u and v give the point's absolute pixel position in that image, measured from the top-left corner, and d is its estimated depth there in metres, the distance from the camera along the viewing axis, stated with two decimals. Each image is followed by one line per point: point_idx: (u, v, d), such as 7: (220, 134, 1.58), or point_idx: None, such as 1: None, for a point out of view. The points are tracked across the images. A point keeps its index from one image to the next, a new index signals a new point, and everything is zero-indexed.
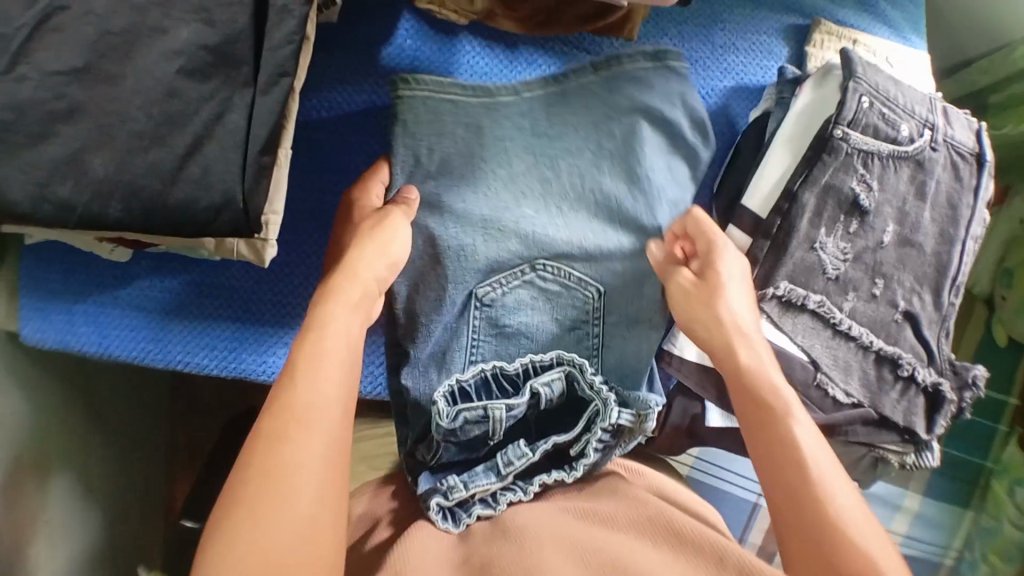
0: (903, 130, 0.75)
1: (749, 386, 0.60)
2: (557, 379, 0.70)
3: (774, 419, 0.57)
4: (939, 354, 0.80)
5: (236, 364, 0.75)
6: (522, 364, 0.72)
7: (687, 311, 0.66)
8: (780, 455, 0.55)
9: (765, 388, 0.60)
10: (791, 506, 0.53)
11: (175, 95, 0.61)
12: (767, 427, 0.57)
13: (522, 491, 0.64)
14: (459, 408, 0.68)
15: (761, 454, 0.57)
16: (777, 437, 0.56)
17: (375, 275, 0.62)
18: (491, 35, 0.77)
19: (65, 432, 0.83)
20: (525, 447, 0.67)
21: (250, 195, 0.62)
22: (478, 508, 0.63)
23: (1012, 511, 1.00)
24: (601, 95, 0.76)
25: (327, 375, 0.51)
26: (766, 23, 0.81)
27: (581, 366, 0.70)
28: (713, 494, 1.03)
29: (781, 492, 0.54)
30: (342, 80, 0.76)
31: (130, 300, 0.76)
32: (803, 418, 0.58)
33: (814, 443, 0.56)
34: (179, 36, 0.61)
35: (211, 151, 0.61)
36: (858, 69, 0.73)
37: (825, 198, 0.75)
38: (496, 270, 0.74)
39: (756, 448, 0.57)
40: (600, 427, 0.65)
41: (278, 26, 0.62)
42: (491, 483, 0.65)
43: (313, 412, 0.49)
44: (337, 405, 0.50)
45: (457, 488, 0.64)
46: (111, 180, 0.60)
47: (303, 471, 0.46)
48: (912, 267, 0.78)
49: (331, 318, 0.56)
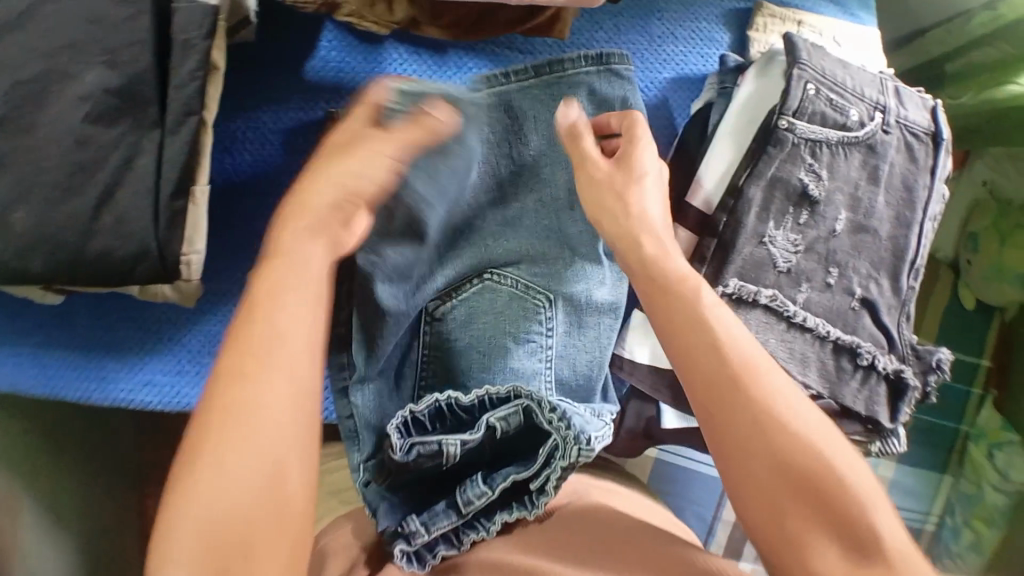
0: (852, 115, 0.73)
1: (670, 307, 0.53)
2: (513, 412, 0.63)
3: (720, 351, 0.50)
4: (901, 340, 0.78)
5: (181, 397, 0.75)
6: (478, 397, 0.65)
7: (597, 213, 0.59)
8: (728, 384, 0.49)
9: (696, 308, 0.53)
10: (733, 415, 0.48)
11: (84, 143, 0.59)
12: (706, 360, 0.50)
13: (485, 531, 0.62)
14: (413, 441, 0.63)
15: (708, 392, 0.49)
16: (731, 374, 0.49)
17: (340, 190, 0.50)
18: (419, 41, 0.74)
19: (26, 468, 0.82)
20: (483, 482, 0.62)
21: (166, 242, 0.61)
22: (442, 548, 0.61)
23: (993, 475, 1.00)
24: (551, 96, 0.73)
25: (292, 310, 0.44)
26: (707, 10, 0.78)
27: (538, 400, 0.63)
28: (684, 474, 1.02)
29: (748, 444, 0.47)
30: (270, 97, 0.73)
31: (70, 340, 0.75)
32: (755, 348, 0.51)
33: (780, 383, 0.50)
34: (86, 81, 0.58)
35: (123, 199, 0.59)
36: (802, 55, 0.71)
37: (773, 191, 0.73)
38: (448, 288, 0.73)
39: (694, 380, 0.50)
40: (561, 468, 0.61)
41: (182, 62, 0.60)
42: (452, 523, 0.61)
43: (278, 343, 0.43)
44: (304, 347, 0.44)
45: (420, 532, 0.61)
46: (33, 233, 0.58)
47: (255, 437, 0.40)
48: (868, 254, 0.76)
49: (300, 255, 0.47)
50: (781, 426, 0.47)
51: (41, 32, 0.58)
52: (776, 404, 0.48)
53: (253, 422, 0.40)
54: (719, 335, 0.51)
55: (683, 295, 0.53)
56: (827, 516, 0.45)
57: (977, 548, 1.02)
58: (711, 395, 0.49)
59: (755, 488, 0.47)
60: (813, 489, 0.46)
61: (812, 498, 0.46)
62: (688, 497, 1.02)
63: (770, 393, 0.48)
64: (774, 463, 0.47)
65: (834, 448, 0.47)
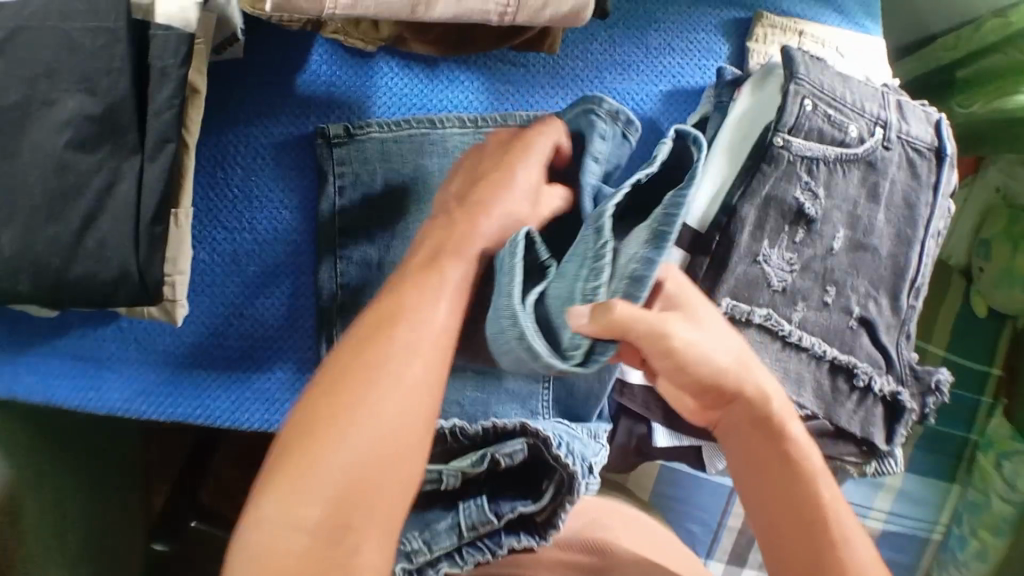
0: (851, 132, 0.71)
1: (755, 446, 0.57)
2: (518, 448, 0.66)
3: (796, 498, 0.56)
4: (899, 360, 0.77)
5: (175, 408, 0.75)
6: (485, 426, 0.67)
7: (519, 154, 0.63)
8: (809, 533, 0.54)
9: (777, 445, 0.57)
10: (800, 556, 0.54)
11: (66, 168, 0.60)
12: (783, 506, 0.56)
13: (488, 553, 0.63)
14: None
15: (780, 532, 0.55)
16: (803, 521, 0.55)
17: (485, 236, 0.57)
18: (409, 55, 0.74)
19: (41, 469, 0.83)
20: (488, 508, 0.64)
21: (146, 266, 0.63)
22: (445, 565, 0.61)
23: (999, 484, 0.98)
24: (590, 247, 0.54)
25: (436, 304, 0.52)
26: (703, 19, 0.77)
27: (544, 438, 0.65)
28: (691, 479, 0.98)
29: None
30: (260, 112, 0.72)
31: (67, 349, 0.75)
32: (830, 496, 0.56)
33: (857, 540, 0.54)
34: (67, 107, 0.59)
35: (105, 223, 0.61)
36: (800, 69, 0.70)
37: (767, 210, 0.71)
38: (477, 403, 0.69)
39: (762, 515, 0.56)
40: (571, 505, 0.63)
41: (158, 89, 0.61)
42: (454, 544, 0.62)
43: (410, 331, 0.50)
44: (439, 346, 0.51)
45: (422, 550, 0.61)
46: (17, 257, 0.61)
47: (381, 416, 0.47)
48: (867, 272, 0.75)
49: (429, 302, 0.52)
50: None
51: (20, 59, 0.59)
52: (850, 554, 0.53)
53: (384, 391, 0.48)
54: (805, 486, 0.56)
55: (778, 440, 0.57)
56: None
57: (981, 557, 1.01)
58: (791, 524, 0.55)
59: None
60: None
61: None
62: (693, 503, 0.99)
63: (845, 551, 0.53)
64: None
65: None
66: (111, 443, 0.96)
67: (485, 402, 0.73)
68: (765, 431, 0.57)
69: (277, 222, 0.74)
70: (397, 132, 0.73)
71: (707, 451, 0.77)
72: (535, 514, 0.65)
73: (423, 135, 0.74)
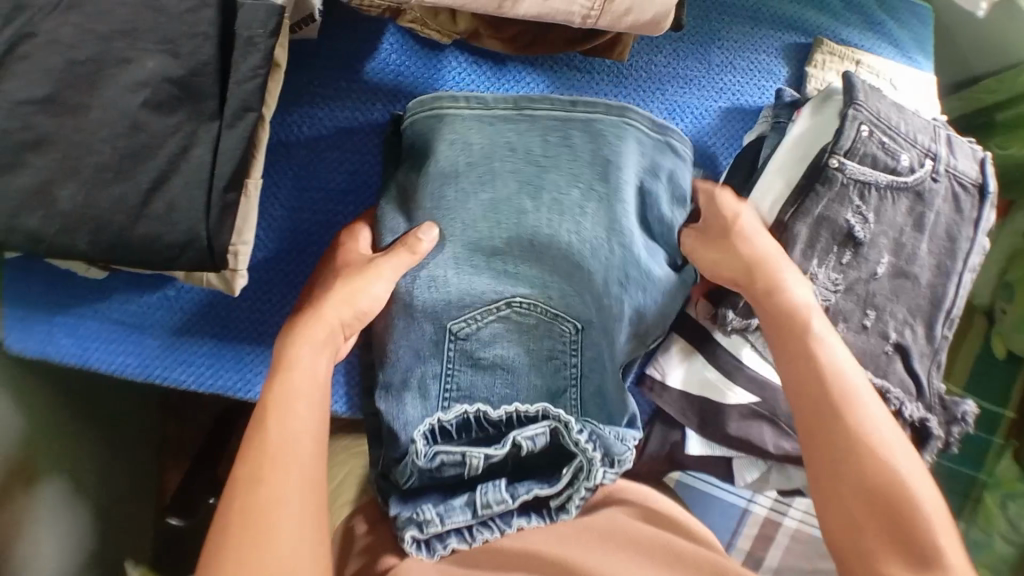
0: (903, 160, 0.73)
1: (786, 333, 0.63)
2: (541, 433, 0.68)
3: (819, 389, 0.60)
4: (929, 389, 0.77)
5: (214, 379, 0.75)
6: (506, 412, 0.70)
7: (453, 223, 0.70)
8: (833, 411, 0.58)
9: (803, 342, 0.62)
10: (818, 422, 0.59)
11: (140, 128, 0.61)
12: (816, 391, 0.60)
13: (497, 530, 0.65)
14: (438, 449, 0.67)
15: (802, 401, 0.60)
16: (830, 404, 0.59)
17: (340, 317, 0.63)
18: (479, 51, 0.75)
19: (58, 429, 0.82)
20: (504, 490, 0.66)
21: (214, 233, 0.63)
22: (452, 540, 0.64)
23: (1004, 525, 0.99)
24: (573, 281, 0.71)
25: (301, 394, 0.57)
26: (766, 42, 0.79)
27: (566, 423, 0.67)
28: (702, 498, 0.98)
29: (834, 462, 0.57)
30: (325, 94, 0.74)
31: (110, 314, 0.75)
32: (854, 382, 0.60)
33: (881, 423, 0.58)
34: (143, 67, 0.61)
35: (176, 186, 0.62)
36: (859, 95, 0.71)
37: (819, 229, 0.73)
38: (471, 307, 0.71)
39: (791, 393, 0.61)
40: (585, 487, 0.65)
41: (244, 59, 0.62)
42: (467, 520, 0.65)
43: (283, 448, 0.53)
44: (304, 431, 0.55)
45: (433, 521, 0.64)
46: (77, 213, 0.61)
47: (288, 493, 0.51)
48: (906, 299, 0.76)
49: (307, 365, 0.59)
50: (884, 482, 0.55)
51: (96, 14, 0.60)
52: (869, 435, 0.57)
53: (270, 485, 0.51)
54: (827, 370, 0.61)
55: (804, 342, 0.62)
56: (901, 542, 0.53)
57: None
58: (806, 400, 0.60)
59: (832, 493, 0.56)
60: (893, 515, 0.54)
61: (884, 516, 0.54)
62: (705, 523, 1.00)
63: (857, 421, 0.58)
64: (864, 494, 0.55)
65: (918, 482, 0.55)
66: (127, 415, 0.95)
67: (514, 397, 0.72)
68: (795, 327, 0.64)
69: (341, 200, 0.75)
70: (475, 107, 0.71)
71: (737, 463, 0.77)
72: (550, 499, 0.67)
73: (512, 117, 0.72)
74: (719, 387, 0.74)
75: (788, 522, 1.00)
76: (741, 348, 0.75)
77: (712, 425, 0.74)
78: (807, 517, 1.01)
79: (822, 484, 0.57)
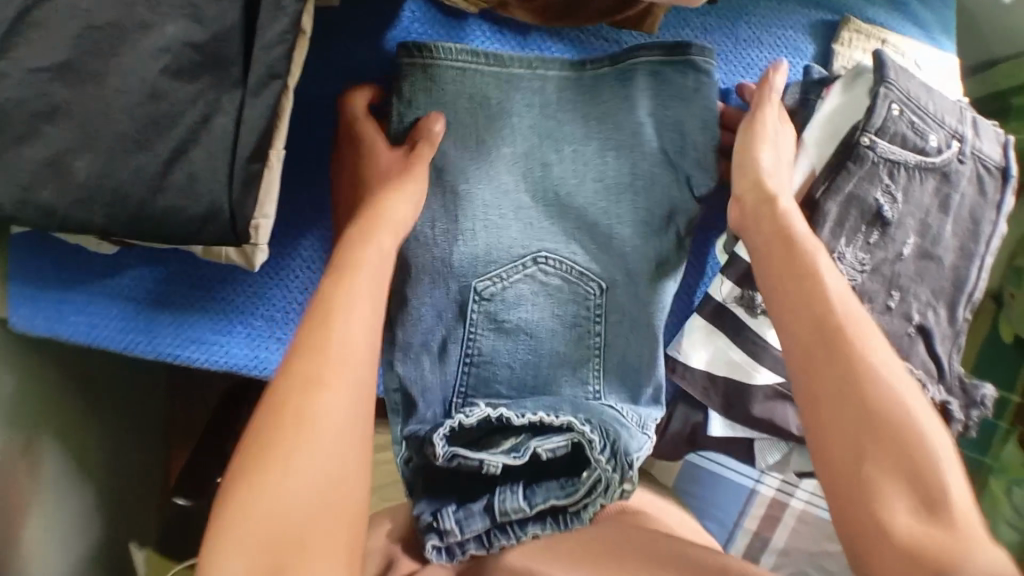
0: (931, 141, 0.72)
1: (789, 267, 0.60)
2: (563, 444, 0.63)
3: (820, 323, 0.56)
4: (950, 371, 0.77)
5: (227, 356, 0.73)
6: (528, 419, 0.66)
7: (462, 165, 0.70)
8: (834, 350, 0.55)
9: (807, 278, 0.59)
10: (810, 367, 0.55)
11: (158, 97, 0.55)
12: (821, 336, 0.56)
13: (514, 537, 0.62)
14: (456, 451, 0.62)
15: (800, 348, 0.56)
16: (831, 346, 0.55)
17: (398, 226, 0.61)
18: (502, 21, 0.74)
19: (61, 410, 0.79)
20: (523, 496, 0.61)
21: (238, 207, 0.59)
22: (472, 547, 0.62)
23: (1009, 512, 0.99)
24: (597, 239, 0.74)
25: (354, 306, 0.52)
26: (793, 18, 0.78)
27: (589, 439, 0.62)
28: (709, 477, 0.99)
29: (835, 408, 0.53)
30: (348, 65, 0.72)
31: (119, 290, 0.72)
32: (863, 324, 0.56)
33: (891, 368, 0.54)
34: (165, 33, 0.54)
35: (197, 157, 0.56)
36: (890, 74, 0.70)
37: (848, 208, 0.72)
38: (500, 266, 0.72)
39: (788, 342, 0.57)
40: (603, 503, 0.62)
41: (269, 25, 0.57)
42: (484, 527, 0.61)
43: (331, 351, 0.48)
44: (359, 344, 0.50)
45: (453, 531, 0.61)
46: (92, 183, 0.55)
47: (337, 409, 0.46)
48: (930, 281, 0.76)
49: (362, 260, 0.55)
50: (898, 421, 0.51)
51: None
52: (877, 379, 0.53)
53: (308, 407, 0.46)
54: (824, 305, 0.57)
55: (809, 283, 0.59)
56: (913, 477, 0.49)
57: None
58: (808, 345, 0.56)
59: (830, 441, 0.52)
60: (910, 458, 0.50)
61: (895, 455, 0.50)
62: (711, 503, 0.99)
63: (869, 363, 0.54)
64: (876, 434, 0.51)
65: (931, 428, 0.51)
66: (131, 395, 0.92)
67: (538, 362, 0.73)
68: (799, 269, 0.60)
69: None
70: (479, 63, 0.70)
71: (758, 445, 0.78)
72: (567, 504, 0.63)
73: (524, 77, 0.71)
74: (745, 368, 0.73)
75: (796, 502, 1.00)
76: (767, 330, 0.73)
77: (738, 407, 0.74)
78: (813, 499, 1.00)
79: (820, 430, 0.53)
